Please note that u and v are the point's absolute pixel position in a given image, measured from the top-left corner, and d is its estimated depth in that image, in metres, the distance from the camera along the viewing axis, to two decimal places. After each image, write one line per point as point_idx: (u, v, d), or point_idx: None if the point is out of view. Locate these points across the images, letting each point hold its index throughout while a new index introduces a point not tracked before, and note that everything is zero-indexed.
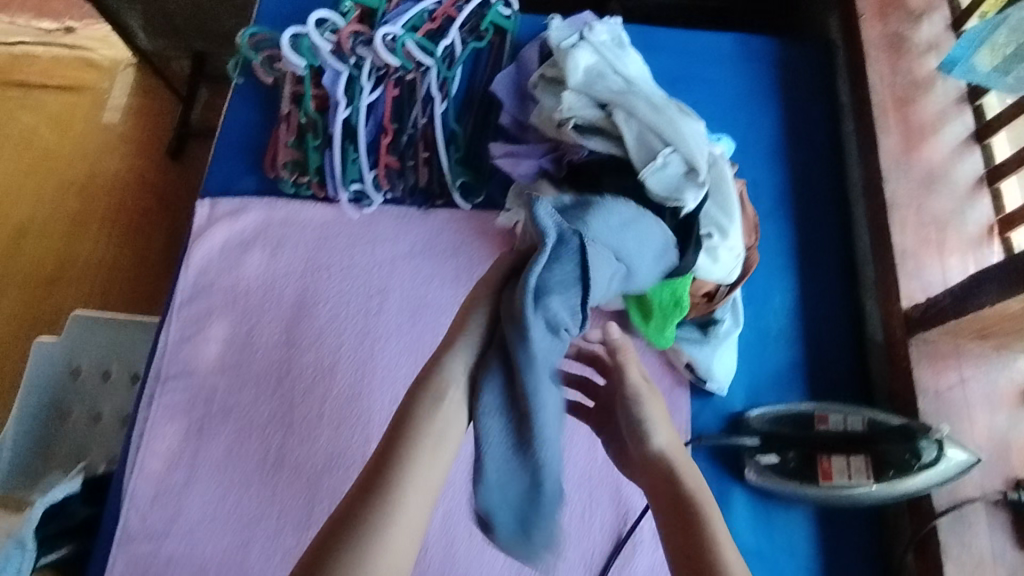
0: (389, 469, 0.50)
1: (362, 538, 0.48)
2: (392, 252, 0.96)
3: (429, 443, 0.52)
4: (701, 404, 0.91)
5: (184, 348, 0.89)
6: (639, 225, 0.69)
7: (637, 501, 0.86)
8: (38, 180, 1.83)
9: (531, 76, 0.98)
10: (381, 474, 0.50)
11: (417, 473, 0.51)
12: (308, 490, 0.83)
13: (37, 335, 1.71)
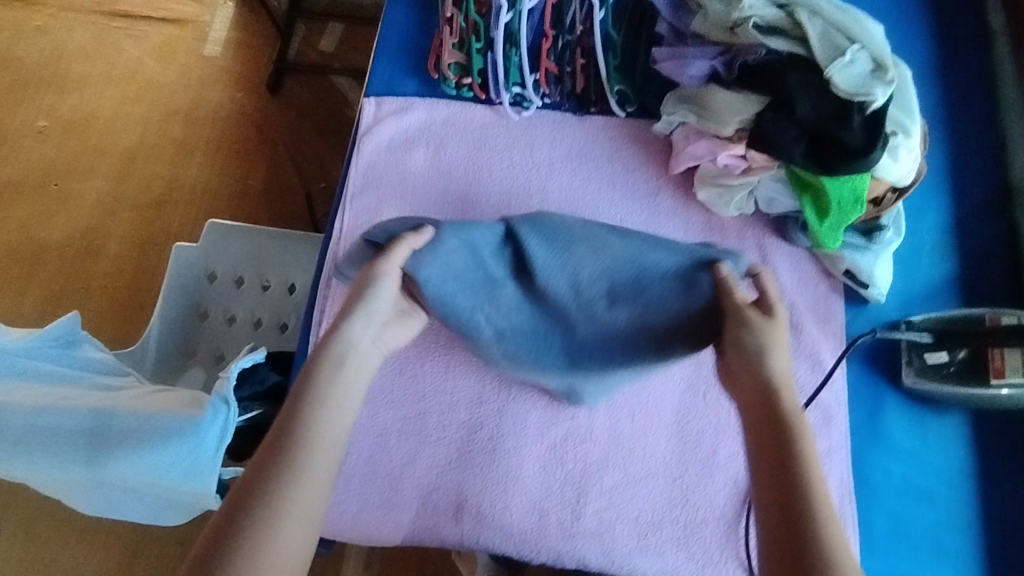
0: (291, 420, 0.60)
1: (284, 467, 0.58)
2: (549, 154, 0.99)
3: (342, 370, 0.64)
4: (858, 310, 0.92)
5: (358, 236, 0.94)
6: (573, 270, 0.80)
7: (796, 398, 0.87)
8: (145, 106, 1.85)
9: None
10: (294, 411, 0.61)
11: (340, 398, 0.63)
12: (479, 368, 0.88)
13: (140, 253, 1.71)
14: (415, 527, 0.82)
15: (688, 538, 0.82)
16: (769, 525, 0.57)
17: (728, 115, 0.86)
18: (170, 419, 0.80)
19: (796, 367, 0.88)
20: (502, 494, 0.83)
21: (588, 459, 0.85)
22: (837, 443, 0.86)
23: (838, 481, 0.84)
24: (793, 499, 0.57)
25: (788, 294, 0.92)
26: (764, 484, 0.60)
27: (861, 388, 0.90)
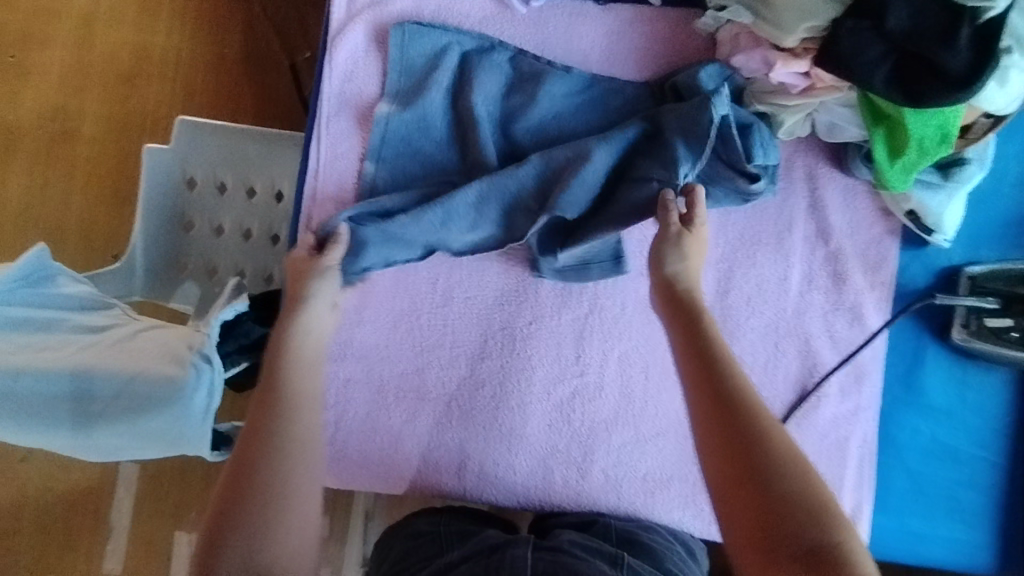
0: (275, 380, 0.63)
1: (272, 431, 0.60)
2: (564, 60, 0.81)
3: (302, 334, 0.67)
4: (914, 254, 0.80)
5: (338, 167, 0.81)
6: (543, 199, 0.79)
7: (830, 356, 0.79)
8: None
9: None
10: (270, 377, 0.64)
11: (308, 379, 0.65)
12: (481, 325, 0.81)
13: (100, 143, 1.44)
14: (419, 484, 0.81)
15: (693, 497, 0.80)
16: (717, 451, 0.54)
17: (800, 21, 0.66)
18: (152, 382, 0.75)
19: (834, 319, 0.79)
20: (506, 452, 0.80)
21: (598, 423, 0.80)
22: (866, 402, 0.79)
23: (860, 440, 0.79)
24: (740, 417, 0.55)
25: (836, 237, 0.79)
26: (704, 431, 0.55)
27: (901, 340, 0.81)
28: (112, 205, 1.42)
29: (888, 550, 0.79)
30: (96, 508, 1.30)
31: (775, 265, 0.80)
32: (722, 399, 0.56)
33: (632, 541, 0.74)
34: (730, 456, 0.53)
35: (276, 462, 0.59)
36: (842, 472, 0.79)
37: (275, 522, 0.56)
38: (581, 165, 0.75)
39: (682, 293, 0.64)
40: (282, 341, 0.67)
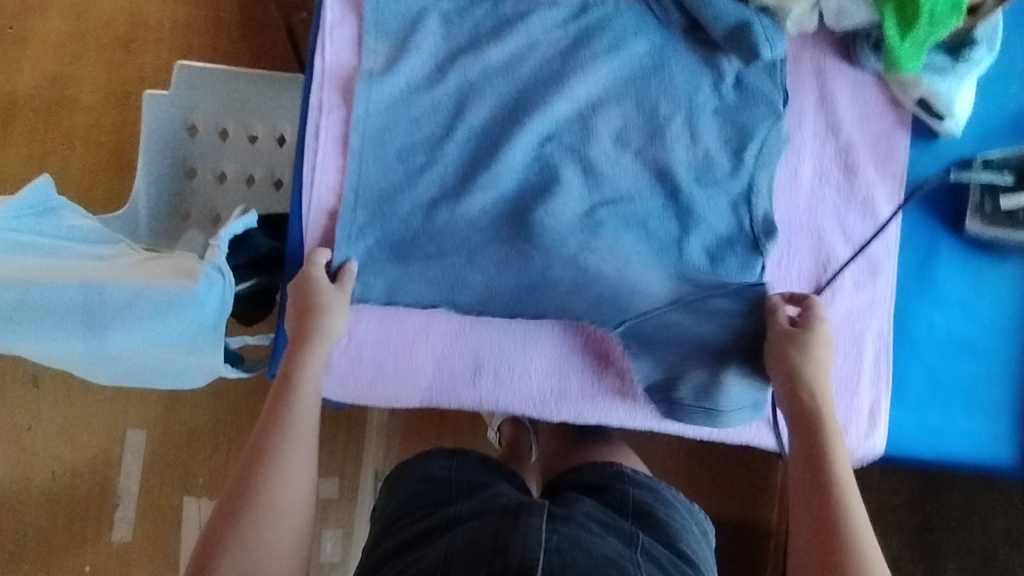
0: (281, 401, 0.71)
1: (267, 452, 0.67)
2: None
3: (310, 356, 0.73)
4: (925, 147, 0.80)
5: (343, 77, 0.80)
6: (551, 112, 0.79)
7: (843, 250, 0.79)
8: None
9: None
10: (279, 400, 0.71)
11: (304, 409, 0.71)
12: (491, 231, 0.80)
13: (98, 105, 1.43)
14: (434, 394, 0.80)
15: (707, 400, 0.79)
16: (808, 521, 0.63)
17: None
18: (164, 291, 0.74)
19: (845, 213, 0.79)
20: (520, 357, 0.80)
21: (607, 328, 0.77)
22: (881, 296, 0.79)
23: (876, 334, 0.79)
24: (830, 516, 0.62)
25: (846, 131, 0.79)
26: (800, 502, 0.65)
27: (914, 234, 0.80)
28: (111, 170, 1.41)
29: (906, 444, 0.79)
30: (106, 472, 1.29)
31: (786, 163, 0.80)
32: (821, 493, 0.64)
33: (647, 514, 0.76)
34: (817, 520, 0.62)
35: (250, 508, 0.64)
36: (859, 367, 0.78)
37: (251, 544, 0.62)
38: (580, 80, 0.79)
39: (802, 390, 0.69)
40: (292, 368, 0.72)
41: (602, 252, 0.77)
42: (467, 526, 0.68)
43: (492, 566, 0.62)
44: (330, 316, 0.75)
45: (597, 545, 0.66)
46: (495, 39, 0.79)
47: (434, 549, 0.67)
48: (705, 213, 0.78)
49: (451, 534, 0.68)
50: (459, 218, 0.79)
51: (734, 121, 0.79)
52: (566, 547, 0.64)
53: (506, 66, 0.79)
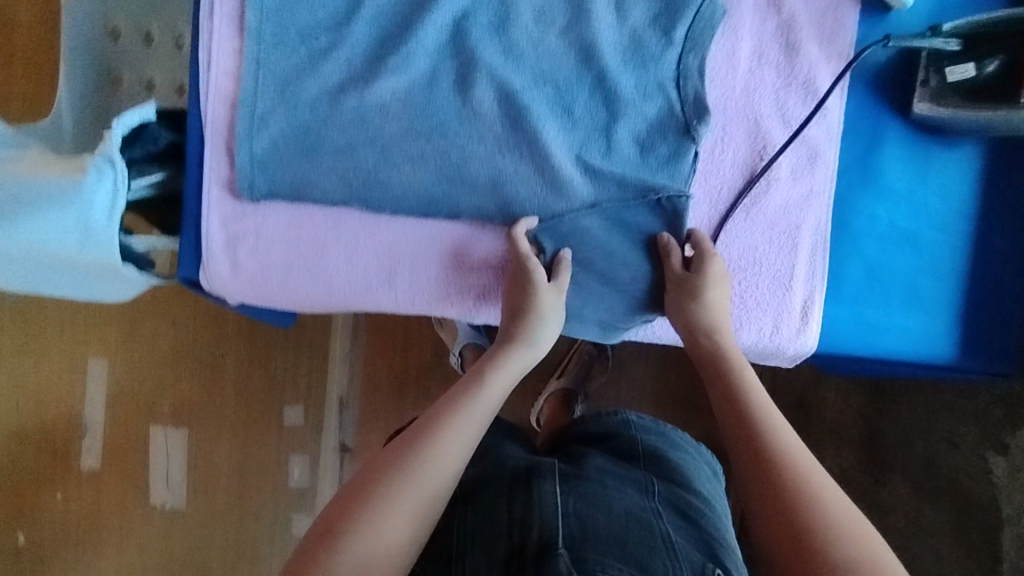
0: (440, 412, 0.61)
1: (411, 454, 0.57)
2: None
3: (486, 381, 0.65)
4: (873, 23, 0.73)
5: None
6: None
7: (781, 136, 0.73)
8: None
9: None
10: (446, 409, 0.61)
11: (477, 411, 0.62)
12: (403, 118, 0.73)
13: None
14: (351, 293, 0.77)
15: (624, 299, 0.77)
16: (753, 468, 0.56)
17: None
18: (50, 181, 0.69)
19: (785, 95, 0.73)
20: (437, 254, 0.76)
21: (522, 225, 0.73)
22: (819, 186, 0.74)
23: (813, 227, 0.74)
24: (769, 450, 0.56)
25: (788, 3, 0.72)
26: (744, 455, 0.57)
27: (859, 121, 0.74)
28: None
29: (840, 341, 0.76)
30: (69, 403, 1.28)
31: (722, 41, 0.73)
32: (756, 434, 0.57)
33: (658, 456, 0.78)
34: (761, 465, 0.55)
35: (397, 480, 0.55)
36: (793, 262, 0.74)
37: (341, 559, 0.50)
38: None
39: (709, 337, 0.68)
40: (481, 369, 0.66)
41: (526, 140, 0.72)
42: (479, 496, 0.69)
43: (510, 540, 0.63)
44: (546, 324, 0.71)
45: (617, 500, 0.67)
46: None
47: (452, 528, 0.67)
48: (637, 97, 0.72)
49: (463, 508, 0.69)
50: (368, 106, 0.73)
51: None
52: (581, 510, 0.65)
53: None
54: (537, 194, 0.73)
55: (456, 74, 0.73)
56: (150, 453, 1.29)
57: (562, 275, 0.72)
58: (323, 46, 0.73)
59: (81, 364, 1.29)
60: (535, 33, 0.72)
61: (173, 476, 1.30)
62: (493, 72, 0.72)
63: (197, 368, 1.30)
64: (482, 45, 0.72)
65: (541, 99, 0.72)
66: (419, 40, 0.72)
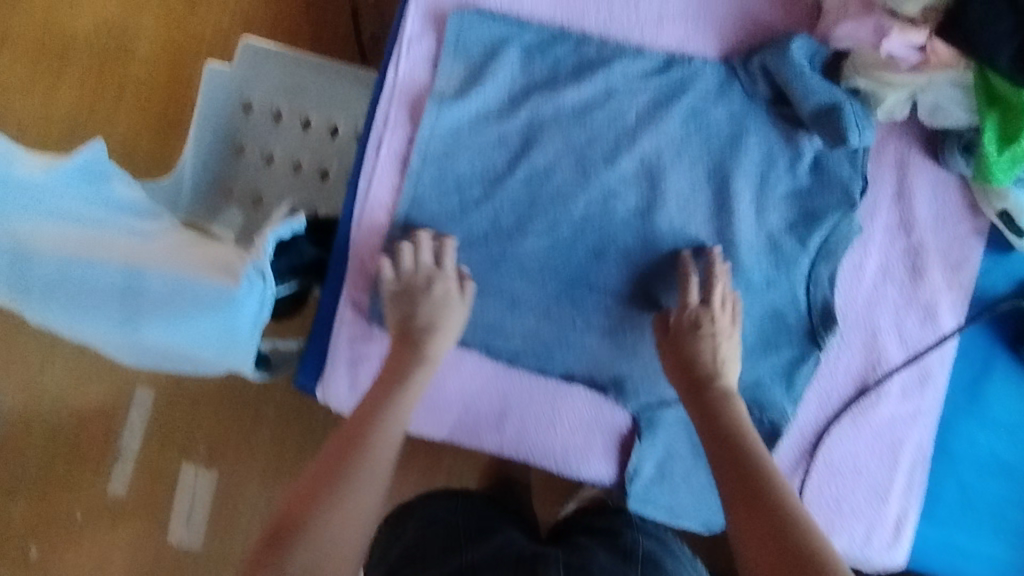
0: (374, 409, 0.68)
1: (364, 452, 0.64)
2: (659, 9, 0.76)
3: (423, 361, 0.71)
4: (996, 259, 0.77)
5: (414, 97, 0.78)
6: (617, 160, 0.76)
7: (896, 353, 0.76)
8: None
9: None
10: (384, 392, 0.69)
11: (390, 429, 0.67)
12: (539, 276, 0.77)
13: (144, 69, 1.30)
14: (460, 431, 0.78)
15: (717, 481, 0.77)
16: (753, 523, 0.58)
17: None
18: (207, 286, 0.74)
19: (905, 316, 0.76)
20: (549, 410, 0.78)
21: (627, 404, 0.77)
22: (927, 406, 0.76)
23: (915, 444, 0.77)
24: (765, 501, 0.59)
25: (919, 230, 0.76)
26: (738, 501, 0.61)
27: (973, 350, 0.77)
28: (153, 138, 1.29)
29: (927, 560, 0.77)
30: None
31: (852, 253, 0.77)
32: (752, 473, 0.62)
33: (656, 563, 0.70)
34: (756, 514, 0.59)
35: (343, 491, 0.61)
36: (892, 476, 0.76)
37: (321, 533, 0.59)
38: (648, 136, 0.76)
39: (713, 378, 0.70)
40: (388, 381, 0.70)
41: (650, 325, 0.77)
42: None
43: None
44: (437, 339, 0.72)
45: None
46: (570, 74, 0.76)
47: None
48: (764, 300, 0.77)
49: None
50: (508, 260, 0.77)
51: (808, 204, 0.76)
52: None
53: (580, 110, 0.76)
54: (652, 374, 0.77)
55: (595, 248, 0.77)
56: (175, 495, 1.06)
57: (469, 288, 0.75)
58: (475, 200, 0.77)
59: (120, 388, 1.07)
60: (676, 222, 0.77)
61: (196, 516, 1.06)
62: (630, 253, 0.77)
63: (236, 415, 1.05)
64: (622, 227, 0.77)
65: (669, 285, 0.77)
66: (566, 210, 0.77)
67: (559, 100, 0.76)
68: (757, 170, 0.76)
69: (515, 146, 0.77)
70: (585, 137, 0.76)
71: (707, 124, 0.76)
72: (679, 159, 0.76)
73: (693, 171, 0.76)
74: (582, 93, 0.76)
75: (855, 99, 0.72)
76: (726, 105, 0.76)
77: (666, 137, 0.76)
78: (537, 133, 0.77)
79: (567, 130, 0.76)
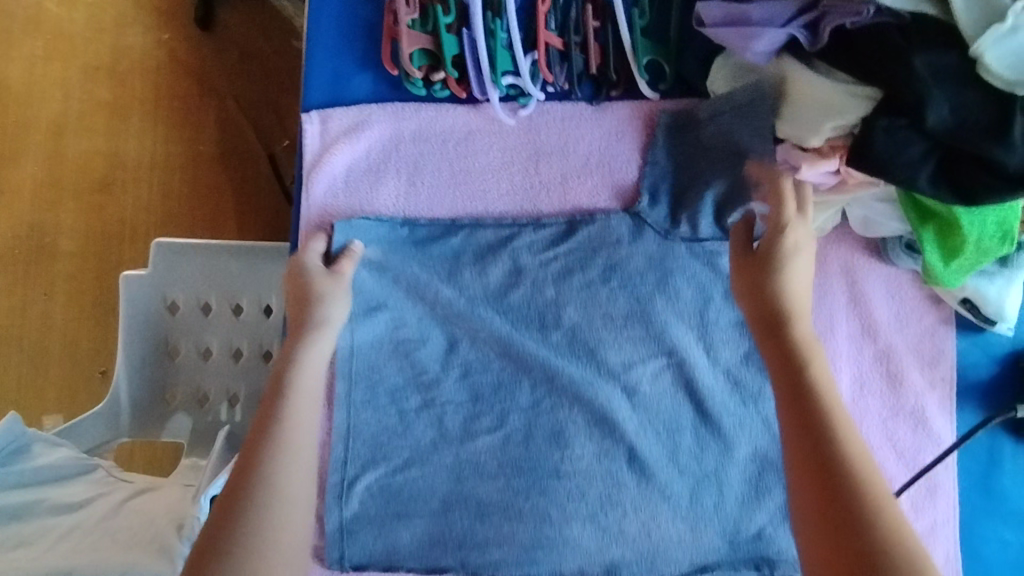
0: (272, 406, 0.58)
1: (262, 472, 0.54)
2: (561, 168, 0.73)
3: (306, 359, 0.62)
4: (971, 342, 0.72)
5: None
6: (549, 336, 0.71)
7: (896, 469, 0.71)
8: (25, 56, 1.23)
9: (720, 58, 0.68)
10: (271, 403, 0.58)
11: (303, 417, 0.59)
12: (501, 475, 0.70)
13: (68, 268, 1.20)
14: None
15: None
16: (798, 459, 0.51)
17: (833, 127, 0.61)
18: None
19: (895, 427, 0.71)
20: None
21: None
22: (943, 517, 0.71)
23: (942, 561, 0.70)
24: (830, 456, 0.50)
25: (885, 333, 0.72)
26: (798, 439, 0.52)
27: (975, 442, 0.72)
28: (89, 341, 1.19)
29: None
30: None
31: None
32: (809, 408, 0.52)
33: None
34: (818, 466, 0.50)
35: (265, 501, 0.53)
36: None
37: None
38: (575, 303, 0.71)
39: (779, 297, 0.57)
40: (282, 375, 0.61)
41: (629, 502, 0.70)
42: None
43: None
44: (329, 304, 0.66)
45: None
46: (485, 255, 0.72)
47: None
48: (745, 446, 0.70)
49: None
50: (465, 466, 0.71)
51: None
52: None
53: (499, 291, 0.72)
54: (646, 554, 0.70)
55: (552, 433, 0.71)
56: None
57: (345, 265, 0.68)
58: (412, 410, 0.71)
59: None
60: (626, 383, 0.71)
61: None
62: (590, 427, 0.71)
63: None
64: (569, 402, 0.71)
65: (637, 455, 0.70)
66: (512, 397, 0.71)
67: (477, 286, 0.72)
68: (698, 310, 0.71)
69: (441, 344, 0.71)
70: (515, 318, 0.71)
71: (637, 278, 0.71)
72: (616, 319, 0.71)
73: (632, 326, 0.71)
74: (501, 270, 0.72)
75: None
76: (643, 253, 0.72)
77: (589, 298, 0.71)
78: (463, 325, 0.71)
79: (493, 314, 0.71)
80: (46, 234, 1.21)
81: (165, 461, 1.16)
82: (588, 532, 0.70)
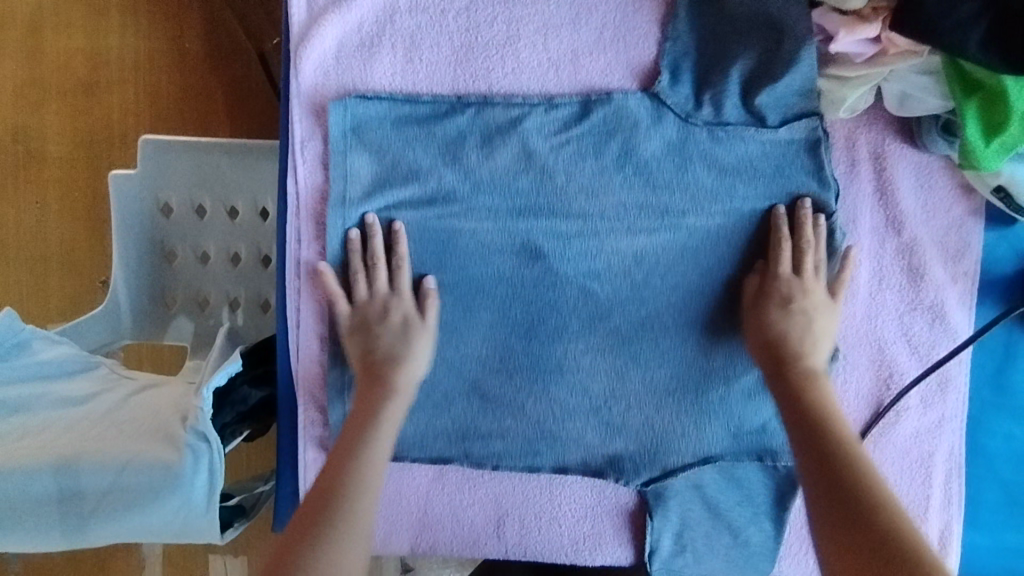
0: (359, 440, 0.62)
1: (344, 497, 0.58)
2: (571, 44, 0.67)
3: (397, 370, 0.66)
4: (999, 235, 0.69)
5: (322, 204, 0.69)
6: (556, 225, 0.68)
7: (909, 364, 0.69)
8: None
9: None
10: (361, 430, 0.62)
11: (387, 426, 0.63)
12: (504, 368, 0.70)
13: (57, 170, 1.16)
14: (461, 545, 0.73)
15: (742, 539, 0.71)
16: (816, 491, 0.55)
17: None
18: (145, 471, 0.68)
19: (911, 322, 0.69)
20: (548, 502, 0.72)
21: (630, 483, 0.70)
22: (951, 411, 0.70)
23: (946, 454, 0.70)
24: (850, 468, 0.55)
25: (910, 225, 0.68)
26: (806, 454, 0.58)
27: (991, 337, 0.70)
28: (87, 246, 1.16)
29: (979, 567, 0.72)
30: None
31: (840, 266, 0.68)
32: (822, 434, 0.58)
33: None
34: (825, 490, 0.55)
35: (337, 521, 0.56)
36: (929, 491, 0.70)
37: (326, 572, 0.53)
38: (584, 191, 0.67)
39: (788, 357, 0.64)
40: (373, 398, 0.65)
41: (634, 395, 0.69)
42: None
43: None
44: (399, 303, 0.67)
45: None
46: (490, 139, 0.67)
47: None
48: None
49: None
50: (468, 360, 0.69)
51: (782, 219, 0.67)
52: None
53: (504, 178, 0.67)
54: (650, 446, 0.70)
55: (557, 326, 0.69)
56: None
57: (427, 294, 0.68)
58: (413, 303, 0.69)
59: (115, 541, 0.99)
60: (635, 276, 0.68)
61: None
62: (596, 319, 0.69)
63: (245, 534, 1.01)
64: (575, 294, 0.69)
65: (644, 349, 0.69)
66: (517, 291, 0.69)
67: (481, 173, 0.67)
68: (716, 199, 0.67)
69: (443, 234, 0.68)
70: (521, 207, 0.68)
71: (651, 164, 0.67)
72: (626, 208, 0.67)
73: (644, 217, 0.67)
74: (506, 156, 0.67)
75: (807, 103, 0.64)
76: (657, 138, 0.67)
77: (599, 187, 0.67)
78: (465, 214, 0.68)
79: (496, 201, 0.68)
80: (30, 134, 1.15)
81: (170, 368, 1.15)
82: (593, 424, 0.70)
